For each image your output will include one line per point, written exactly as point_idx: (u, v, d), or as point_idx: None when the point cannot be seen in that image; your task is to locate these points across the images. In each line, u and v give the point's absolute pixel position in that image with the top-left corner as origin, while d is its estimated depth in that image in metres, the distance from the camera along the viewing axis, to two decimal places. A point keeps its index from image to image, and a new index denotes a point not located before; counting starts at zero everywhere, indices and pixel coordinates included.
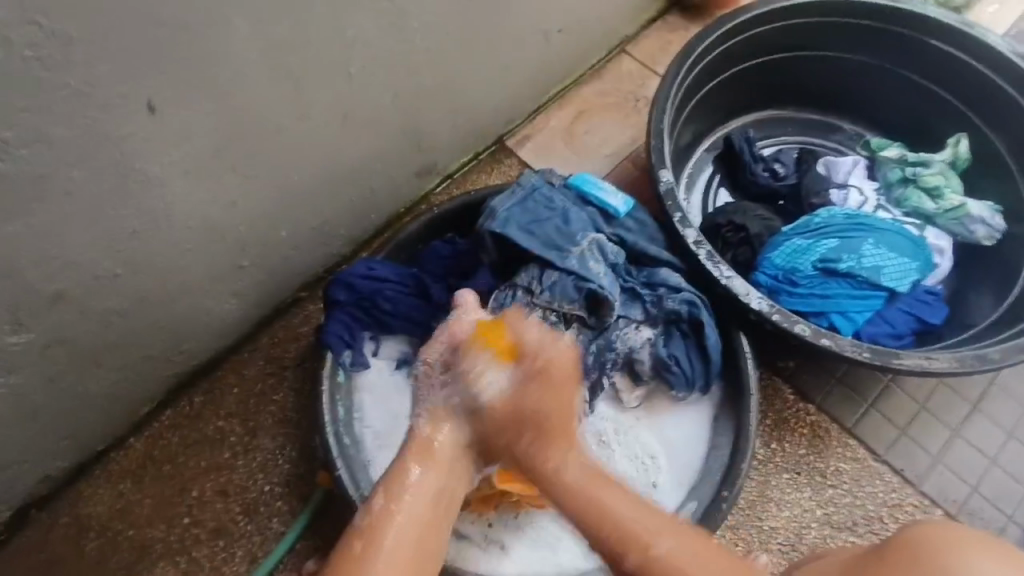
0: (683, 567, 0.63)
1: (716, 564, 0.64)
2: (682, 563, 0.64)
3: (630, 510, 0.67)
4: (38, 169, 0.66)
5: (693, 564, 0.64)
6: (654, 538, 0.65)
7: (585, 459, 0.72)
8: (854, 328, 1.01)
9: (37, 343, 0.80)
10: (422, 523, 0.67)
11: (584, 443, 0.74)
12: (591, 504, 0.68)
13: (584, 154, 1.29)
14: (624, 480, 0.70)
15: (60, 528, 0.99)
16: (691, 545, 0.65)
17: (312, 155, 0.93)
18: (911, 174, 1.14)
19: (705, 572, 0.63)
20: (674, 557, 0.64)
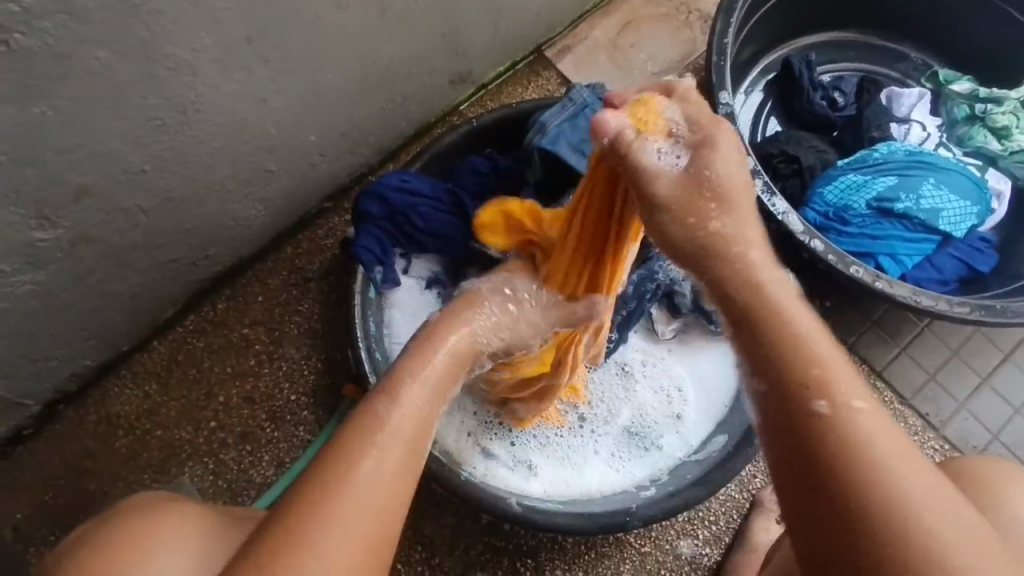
0: (861, 436, 0.48)
1: (883, 432, 0.49)
2: (870, 427, 0.49)
3: (842, 369, 0.51)
4: (60, 49, 0.60)
5: (872, 442, 0.48)
6: (827, 391, 0.50)
7: (777, 282, 0.56)
8: (902, 271, 0.98)
9: (62, 240, 0.76)
10: (406, 463, 0.54)
11: (748, 299, 0.55)
12: (795, 350, 0.52)
13: (628, 70, 1.21)
14: (854, 430, 0.48)
15: (89, 425, 1.00)
16: (872, 407, 0.50)
17: (346, 53, 0.86)
18: (980, 111, 1.07)
19: (888, 448, 0.48)
20: (847, 421, 0.49)
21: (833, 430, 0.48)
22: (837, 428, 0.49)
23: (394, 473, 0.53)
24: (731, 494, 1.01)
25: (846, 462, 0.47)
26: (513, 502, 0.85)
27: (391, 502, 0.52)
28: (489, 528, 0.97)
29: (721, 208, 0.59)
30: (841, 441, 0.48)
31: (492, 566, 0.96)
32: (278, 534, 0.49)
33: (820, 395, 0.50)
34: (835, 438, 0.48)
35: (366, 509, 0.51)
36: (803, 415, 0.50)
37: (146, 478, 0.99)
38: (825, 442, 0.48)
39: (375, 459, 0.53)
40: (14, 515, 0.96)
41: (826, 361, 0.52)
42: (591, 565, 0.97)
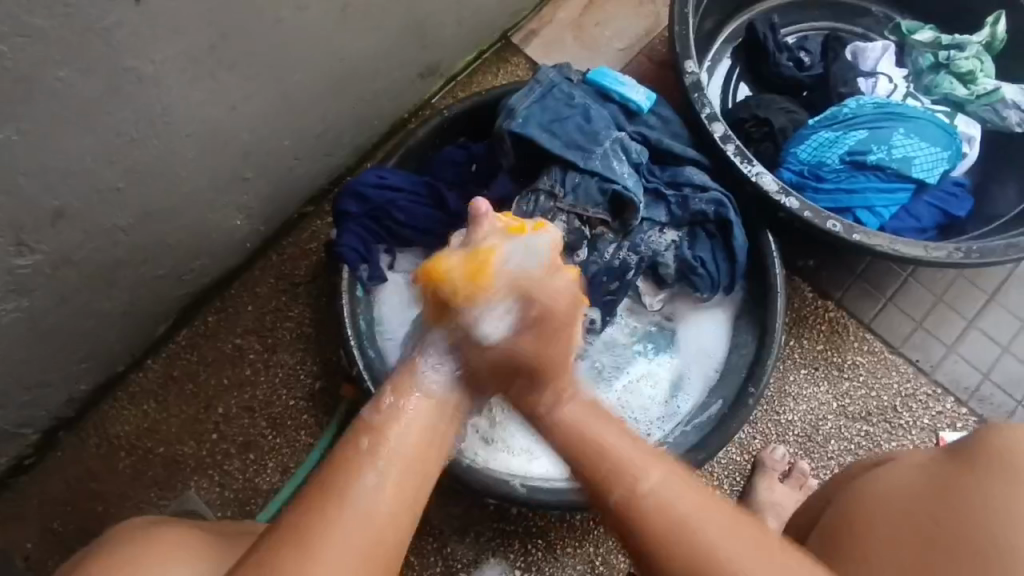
0: (666, 506, 0.52)
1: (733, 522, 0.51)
2: (672, 496, 0.52)
3: (620, 440, 0.57)
4: (19, 72, 0.60)
5: (681, 515, 0.51)
6: (643, 467, 0.54)
7: (580, 413, 0.61)
8: (880, 224, 0.99)
9: (43, 264, 0.76)
10: (407, 479, 0.52)
11: (523, 359, 0.62)
12: (581, 433, 0.59)
13: (595, 49, 1.21)
14: (668, 505, 0.52)
15: (91, 449, 1.00)
16: (671, 481, 0.53)
17: (311, 54, 0.86)
18: (944, 58, 1.08)
19: (707, 530, 0.51)
20: (657, 501, 0.52)
21: (638, 517, 0.52)
22: (661, 524, 0.51)
23: (393, 494, 0.51)
24: (734, 458, 1.01)
25: (665, 537, 0.51)
26: (516, 483, 0.86)
27: (385, 521, 0.49)
28: (498, 512, 0.98)
29: (637, 475, 0.54)
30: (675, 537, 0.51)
31: (504, 550, 0.97)
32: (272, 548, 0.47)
33: (639, 475, 0.54)
34: (644, 506, 0.52)
35: (360, 533, 0.48)
36: (625, 500, 0.53)
37: (153, 495, 0.99)
38: (660, 534, 0.51)
39: (372, 474, 0.51)
40: (26, 544, 0.96)
41: (628, 456, 0.55)
42: (601, 539, 0.99)
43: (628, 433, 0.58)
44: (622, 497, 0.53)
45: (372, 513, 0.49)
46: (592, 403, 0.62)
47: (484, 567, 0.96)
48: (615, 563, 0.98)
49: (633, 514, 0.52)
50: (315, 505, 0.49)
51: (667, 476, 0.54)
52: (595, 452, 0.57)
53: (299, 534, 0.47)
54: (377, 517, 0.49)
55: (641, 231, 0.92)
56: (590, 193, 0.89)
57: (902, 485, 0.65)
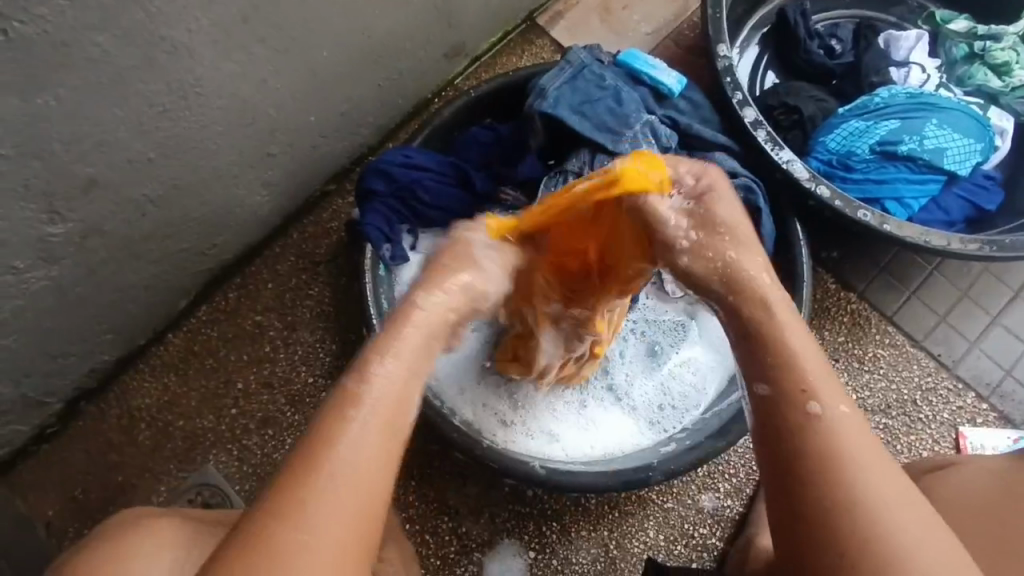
0: (836, 445, 0.48)
1: (882, 467, 0.48)
2: (844, 431, 0.49)
3: (811, 360, 0.52)
4: (58, 38, 0.59)
5: (852, 448, 0.49)
6: (824, 394, 0.50)
7: (772, 294, 0.56)
8: (909, 215, 0.98)
9: (72, 233, 0.76)
10: (386, 428, 0.49)
11: (721, 288, 0.57)
12: (758, 330, 0.54)
13: (623, 32, 1.19)
14: (839, 438, 0.49)
15: (111, 420, 1.01)
16: (853, 414, 0.50)
17: (341, 29, 0.85)
18: (980, 49, 1.07)
19: (870, 469, 0.48)
20: (832, 428, 0.49)
21: (802, 432, 0.50)
22: (821, 435, 0.49)
23: (372, 452, 0.48)
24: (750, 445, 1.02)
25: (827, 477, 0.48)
26: (537, 464, 0.86)
27: (366, 477, 0.47)
28: (514, 494, 0.98)
29: (807, 400, 0.50)
30: (825, 452, 0.48)
31: (519, 531, 0.98)
32: (251, 529, 0.45)
33: (821, 400, 0.50)
34: (810, 440, 0.49)
35: (345, 498, 0.46)
36: (788, 416, 0.50)
37: (172, 467, 1.00)
38: (811, 457, 0.49)
39: (343, 450, 0.47)
40: (47, 511, 0.97)
41: (812, 375, 0.51)
42: (616, 523, 0.99)
43: (820, 350, 0.53)
44: (769, 396, 0.52)
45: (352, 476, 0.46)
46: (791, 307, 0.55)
47: (499, 547, 0.97)
48: (629, 548, 0.98)
49: (789, 415, 0.50)
50: (289, 477, 0.46)
51: (846, 408, 0.50)
52: (779, 342, 0.53)
53: (279, 508, 0.45)
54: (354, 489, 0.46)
55: None
56: None
57: (979, 492, 0.66)
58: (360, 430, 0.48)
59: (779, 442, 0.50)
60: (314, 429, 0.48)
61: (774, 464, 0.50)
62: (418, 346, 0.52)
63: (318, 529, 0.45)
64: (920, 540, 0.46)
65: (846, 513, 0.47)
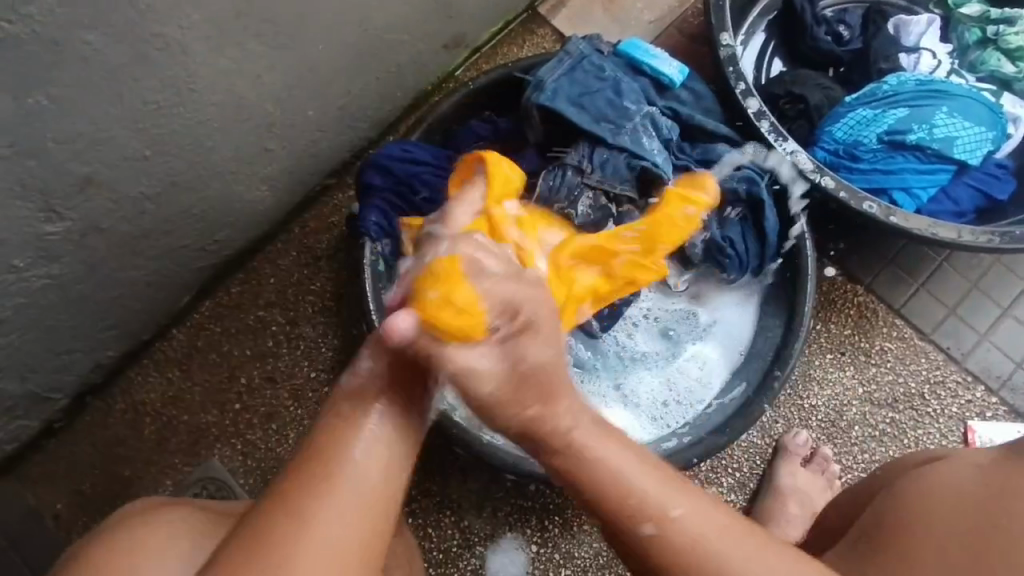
0: (684, 545, 0.53)
1: (753, 564, 0.52)
2: (692, 532, 0.53)
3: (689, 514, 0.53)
4: (48, 36, 0.59)
5: (702, 550, 0.52)
6: (666, 500, 0.53)
7: (587, 430, 0.55)
8: (917, 206, 0.95)
9: (70, 230, 0.76)
10: (391, 454, 0.52)
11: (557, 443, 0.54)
12: (566, 448, 0.54)
13: (625, 20, 1.17)
14: (689, 539, 0.53)
15: (117, 414, 1.02)
16: (696, 511, 0.53)
17: (336, 22, 0.84)
18: (993, 34, 1.04)
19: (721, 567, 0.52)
20: (673, 535, 0.53)
21: (663, 545, 0.53)
22: (674, 549, 0.53)
23: (376, 469, 0.51)
24: (753, 440, 1.00)
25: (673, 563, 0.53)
26: (537, 460, 0.86)
27: (374, 492, 0.50)
28: (516, 488, 0.98)
29: (654, 519, 0.53)
30: (685, 560, 0.52)
31: (521, 525, 0.98)
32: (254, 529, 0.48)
33: (666, 505, 0.53)
34: (671, 545, 0.53)
35: (349, 508, 0.49)
36: (632, 537, 0.54)
37: (178, 462, 1.01)
38: (670, 559, 0.53)
39: (356, 451, 0.51)
40: (55, 505, 0.99)
41: (631, 479, 0.54)
42: None
43: (640, 462, 0.55)
44: (632, 522, 0.53)
45: (359, 487, 0.50)
46: (602, 422, 0.56)
47: (501, 541, 0.97)
48: None
49: (642, 531, 0.53)
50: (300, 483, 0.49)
51: (696, 512, 0.53)
52: (580, 460, 0.54)
53: (293, 500, 0.48)
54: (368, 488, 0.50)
55: None
56: (617, 170, 0.87)
57: (959, 481, 0.64)
58: (358, 460, 0.51)
59: (630, 549, 0.54)
60: (323, 441, 0.52)
61: (633, 557, 0.55)
62: (402, 425, 0.54)
63: (321, 535, 0.47)
64: None
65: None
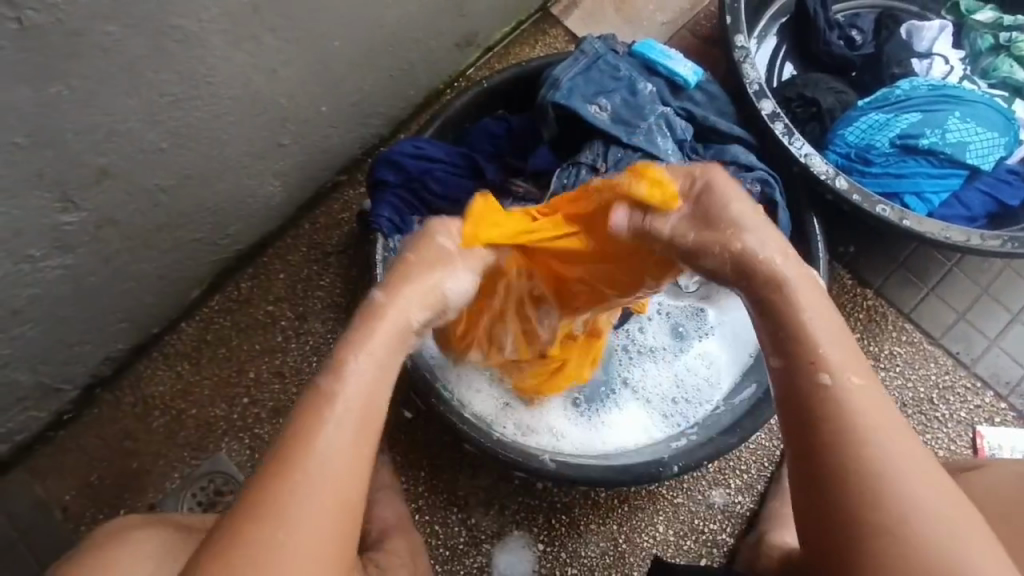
0: (851, 409, 0.50)
1: (888, 422, 0.50)
2: (858, 399, 0.50)
3: (833, 344, 0.53)
4: (72, 26, 0.59)
5: (869, 422, 0.49)
6: (835, 359, 0.52)
7: (807, 289, 0.55)
8: (928, 210, 0.96)
9: (86, 221, 0.76)
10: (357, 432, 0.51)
11: (765, 271, 0.56)
12: (795, 308, 0.54)
13: (637, 22, 1.18)
14: (856, 405, 0.50)
15: (126, 408, 1.02)
16: (874, 386, 0.51)
17: (353, 18, 0.84)
18: (1005, 40, 1.04)
19: (878, 438, 0.48)
20: (846, 398, 0.50)
21: (827, 405, 0.50)
22: (833, 410, 0.50)
23: (343, 462, 0.49)
24: (763, 443, 1.02)
25: (828, 431, 0.50)
26: (546, 458, 0.86)
27: (347, 478, 0.49)
28: (523, 487, 0.98)
29: (826, 372, 0.51)
30: (842, 420, 0.50)
31: (528, 524, 0.98)
32: (229, 531, 0.47)
33: (820, 368, 0.51)
34: (833, 409, 0.50)
35: (325, 495, 0.48)
36: (810, 387, 0.51)
37: (186, 455, 1.01)
38: (820, 420, 0.50)
39: (322, 444, 0.49)
40: (63, 497, 0.98)
41: (823, 342, 0.53)
42: (625, 517, 0.99)
43: (829, 304, 0.55)
44: (831, 384, 0.51)
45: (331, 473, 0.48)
46: (816, 283, 0.56)
47: (509, 539, 0.97)
48: (638, 542, 0.98)
49: (816, 398, 0.51)
50: (272, 475, 0.48)
51: (864, 379, 0.51)
52: (787, 314, 0.54)
53: (257, 511, 0.47)
54: (333, 481, 0.48)
55: None
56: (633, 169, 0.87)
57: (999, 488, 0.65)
58: (332, 440, 0.49)
59: (801, 415, 0.52)
60: (291, 430, 0.50)
61: (795, 438, 0.52)
62: (388, 352, 0.55)
63: (287, 538, 0.46)
64: (943, 507, 0.47)
65: (859, 476, 0.48)
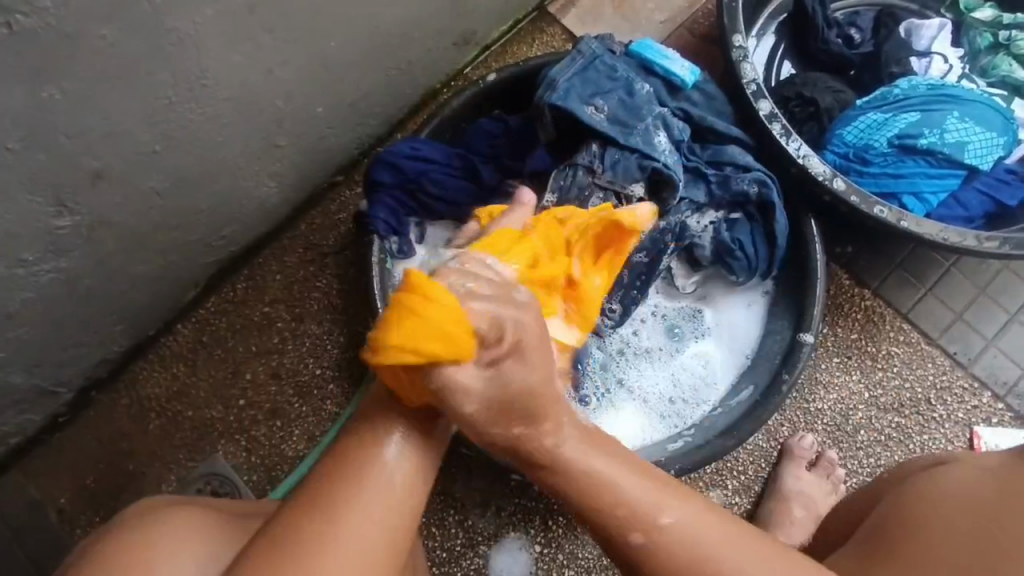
0: (683, 546, 0.51)
1: (736, 550, 0.51)
2: (697, 531, 0.52)
3: (630, 476, 0.53)
4: (64, 29, 0.59)
5: (698, 544, 0.51)
6: (654, 508, 0.52)
7: (580, 452, 0.53)
8: (926, 210, 0.95)
9: (80, 225, 0.76)
10: (423, 449, 0.52)
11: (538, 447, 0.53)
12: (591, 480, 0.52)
13: (635, 20, 1.17)
14: (695, 543, 0.51)
15: (122, 409, 1.02)
16: (691, 516, 0.52)
17: (349, 18, 0.84)
18: (1005, 39, 1.04)
19: (713, 561, 0.51)
20: (664, 539, 0.51)
21: (659, 553, 0.52)
22: (676, 546, 0.51)
23: (408, 472, 0.51)
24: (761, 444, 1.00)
25: (668, 568, 0.51)
26: None
27: (404, 489, 0.50)
28: (521, 488, 0.98)
29: (646, 525, 0.52)
30: (681, 557, 0.51)
31: (525, 525, 0.98)
32: (285, 523, 0.47)
33: (657, 514, 0.52)
34: (655, 550, 0.51)
35: (382, 501, 0.49)
36: (626, 544, 0.52)
37: (182, 457, 1.01)
38: (660, 562, 0.51)
39: (390, 452, 0.50)
40: (59, 499, 0.98)
41: (611, 480, 0.53)
42: None
43: (635, 464, 0.54)
44: (645, 542, 0.52)
45: (395, 483, 0.49)
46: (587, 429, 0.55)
47: (505, 541, 0.97)
48: None
49: (631, 539, 0.52)
50: (340, 483, 0.48)
51: (682, 506, 0.52)
52: (560, 480, 0.53)
53: (322, 501, 0.47)
54: (397, 490, 0.49)
55: (678, 210, 0.90)
56: (629, 170, 0.87)
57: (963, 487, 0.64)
58: (397, 450, 0.51)
59: (617, 553, 0.54)
60: (362, 442, 0.51)
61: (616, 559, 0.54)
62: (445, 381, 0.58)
63: (351, 539, 0.47)
64: None
65: None
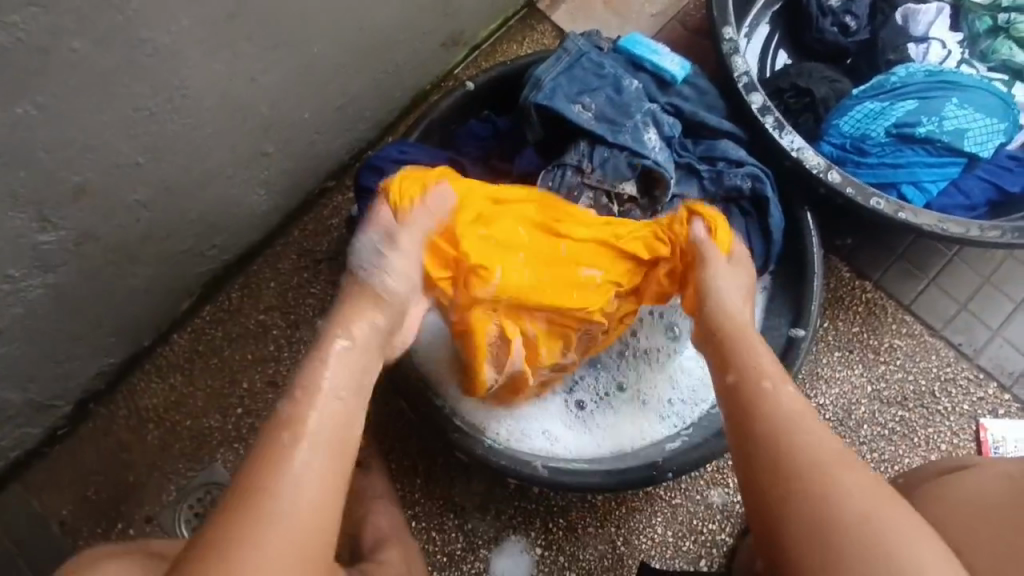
0: (784, 428, 0.59)
1: (823, 441, 0.58)
2: (803, 423, 0.60)
3: (784, 393, 0.63)
4: (36, 43, 0.58)
5: (806, 441, 0.58)
6: (776, 381, 0.64)
7: (792, 396, 0.63)
8: (926, 200, 0.93)
9: (66, 238, 0.76)
10: (321, 478, 0.56)
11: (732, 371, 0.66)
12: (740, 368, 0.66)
13: (626, 15, 1.15)
14: (806, 432, 0.59)
15: (119, 420, 1.02)
16: (805, 412, 0.61)
17: (331, 23, 0.83)
18: (1005, 22, 1.01)
19: (844, 460, 0.56)
20: (772, 415, 0.61)
21: (784, 442, 0.58)
22: (793, 432, 0.59)
23: (319, 469, 0.56)
24: None
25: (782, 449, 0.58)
26: (539, 466, 0.84)
27: (313, 506, 0.54)
28: (519, 491, 0.97)
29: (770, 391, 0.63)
30: (784, 448, 0.58)
31: (525, 529, 0.97)
32: (212, 540, 0.52)
33: (777, 393, 0.62)
34: (783, 430, 0.59)
35: (293, 520, 0.53)
36: (772, 420, 0.61)
37: (180, 467, 1.01)
38: (771, 442, 0.59)
39: (299, 461, 0.56)
40: (60, 511, 0.99)
41: (780, 399, 0.62)
42: (623, 520, 0.98)
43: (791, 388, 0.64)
44: (744, 415, 0.62)
45: (294, 523, 0.53)
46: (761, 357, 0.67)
47: (506, 544, 0.96)
48: (636, 545, 0.97)
49: (760, 424, 0.61)
50: (259, 490, 0.53)
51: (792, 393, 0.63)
52: (735, 377, 0.66)
53: (235, 513, 0.52)
54: (310, 493, 0.54)
55: (670, 207, 0.89)
56: (618, 168, 0.85)
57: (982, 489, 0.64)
58: (304, 457, 0.56)
59: (753, 447, 0.60)
60: (257, 465, 0.55)
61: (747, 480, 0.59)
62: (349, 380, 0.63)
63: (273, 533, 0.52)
64: (877, 514, 0.52)
65: (810, 503, 0.54)
